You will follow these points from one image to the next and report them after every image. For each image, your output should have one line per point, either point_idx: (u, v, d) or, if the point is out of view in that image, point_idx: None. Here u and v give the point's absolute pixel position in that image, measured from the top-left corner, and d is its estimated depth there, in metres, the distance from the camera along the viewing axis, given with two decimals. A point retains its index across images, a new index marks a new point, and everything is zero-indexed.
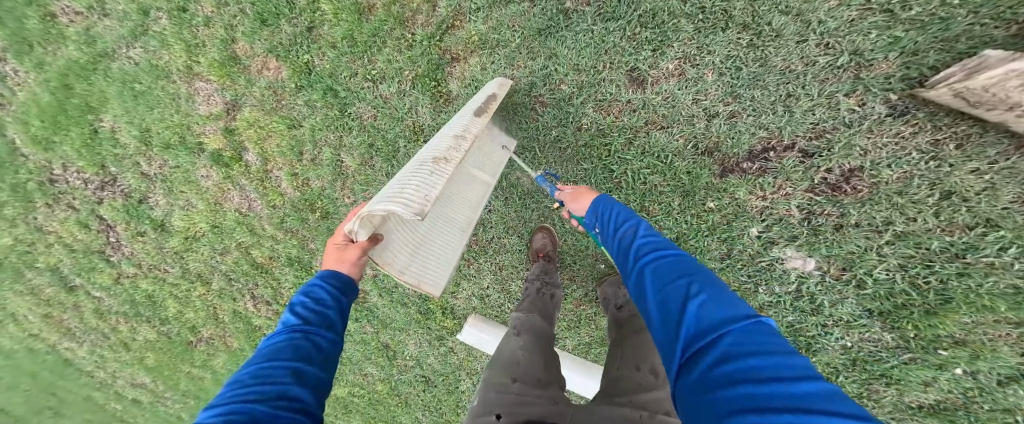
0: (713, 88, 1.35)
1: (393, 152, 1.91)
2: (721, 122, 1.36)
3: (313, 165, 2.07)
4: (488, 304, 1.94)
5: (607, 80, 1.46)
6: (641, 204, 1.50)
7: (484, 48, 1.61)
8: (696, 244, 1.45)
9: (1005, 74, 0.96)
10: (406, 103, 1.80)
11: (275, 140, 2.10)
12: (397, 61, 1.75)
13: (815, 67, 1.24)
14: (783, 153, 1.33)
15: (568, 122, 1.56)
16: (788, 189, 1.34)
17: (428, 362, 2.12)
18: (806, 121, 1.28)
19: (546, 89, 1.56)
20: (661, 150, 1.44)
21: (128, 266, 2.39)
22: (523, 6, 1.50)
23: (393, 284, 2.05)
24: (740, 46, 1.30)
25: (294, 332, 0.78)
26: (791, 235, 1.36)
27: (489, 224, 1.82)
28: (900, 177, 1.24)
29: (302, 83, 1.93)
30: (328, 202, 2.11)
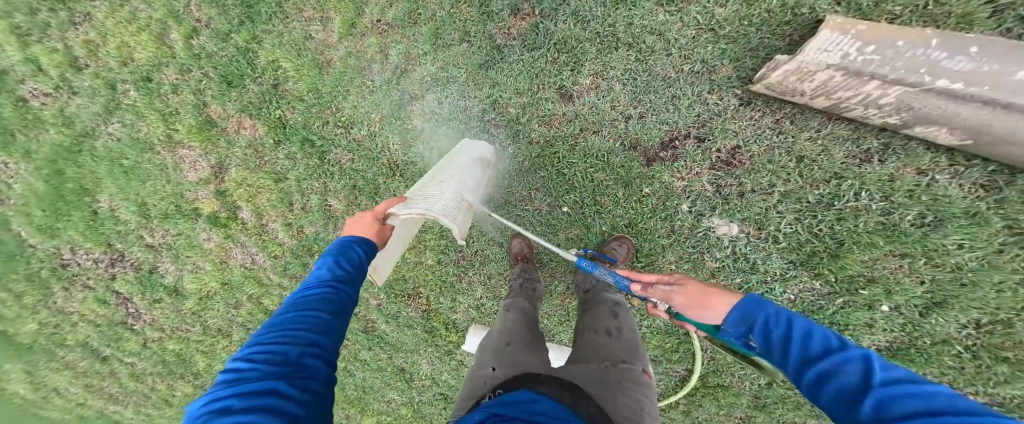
0: (622, 96, 1.60)
1: (376, 188, 2.09)
2: (635, 122, 1.61)
3: (305, 212, 2.27)
4: (485, 312, 2.10)
5: (543, 99, 1.69)
6: (593, 199, 1.72)
7: (437, 85, 1.82)
8: (645, 226, 1.67)
9: (783, 73, 1.32)
10: (378, 143, 2.00)
11: (264, 194, 2.29)
12: (362, 107, 1.97)
13: (679, 77, 1.53)
14: (684, 141, 1.58)
15: (519, 138, 1.76)
16: (697, 169, 1.58)
17: (443, 379, 2.29)
18: (689, 115, 1.55)
19: (495, 113, 1.76)
20: (598, 151, 1.68)
21: (152, 331, 2.56)
22: (462, 47, 1.72)
23: (396, 309, 2.25)
24: (631, 61, 1.56)
25: (328, 289, 0.88)
26: (711, 206, 1.58)
27: (471, 238, 2.00)
28: (766, 149, 1.50)
29: (280, 137, 2.15)
30: (324, 244, 2.30)
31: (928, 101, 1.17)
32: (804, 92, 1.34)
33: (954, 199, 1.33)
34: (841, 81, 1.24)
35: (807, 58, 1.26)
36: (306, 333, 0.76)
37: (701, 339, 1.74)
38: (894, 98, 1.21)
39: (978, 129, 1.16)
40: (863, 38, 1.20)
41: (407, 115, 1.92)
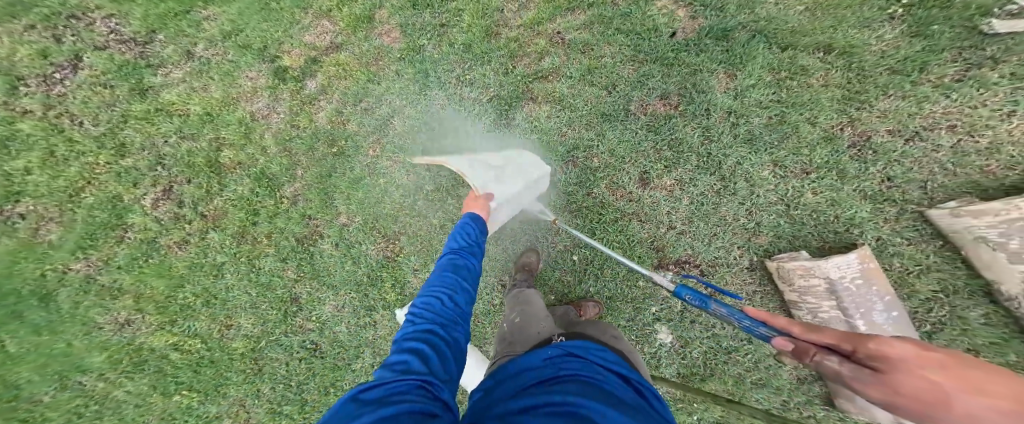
0: (682, 209, 1.75)
1: (439, 138, 2.26)
2: (673, 232, 1.75)
3: (365, 112, 2.41)
4: None
5: (625, 170, 1.83)
6: (599, 266, 1.76)
7: (558, 103, 1.98)
8: (620, 307, 1.74)
9: (794, 264, 1.53)
10: (474, 109, 2.19)
11: (346, 83, 2.46)
12: (488, 78, 2.15)
13: (739, 226, 1.70)
14: (688, 266, 1.74)
15: (583, 184, 1.87)
16: (679, 288, 1.73)
17: (335, 331, 2.29)
18: (713, 253, 1.71)
19: (582, 154, 1.90)
20: (631, 236, 1.79)
21: (34, 102, 2.35)
22: (601, 92, 1.91)
23: (356, 240, 2.32)
24: (712, 189, 1.73)
25: (446, 280, 0.99)
26: (685, 339, 1.70)
27: None
28: (729, 304, 1.70)
29: (407, 57, 2.36)
30: (352, 146, 2.39)
31: (843, 333, 1.44)
32: (790, 283, 1.55)
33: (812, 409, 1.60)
34: (823, 292, 1.48)
35: (823, 262, 1.48)
36: (441, 307, 0.91)
37: None
38: (828, 317, 1.47)
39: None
40: (865, 272, 1.46)
41: (516, 108, 2.07)
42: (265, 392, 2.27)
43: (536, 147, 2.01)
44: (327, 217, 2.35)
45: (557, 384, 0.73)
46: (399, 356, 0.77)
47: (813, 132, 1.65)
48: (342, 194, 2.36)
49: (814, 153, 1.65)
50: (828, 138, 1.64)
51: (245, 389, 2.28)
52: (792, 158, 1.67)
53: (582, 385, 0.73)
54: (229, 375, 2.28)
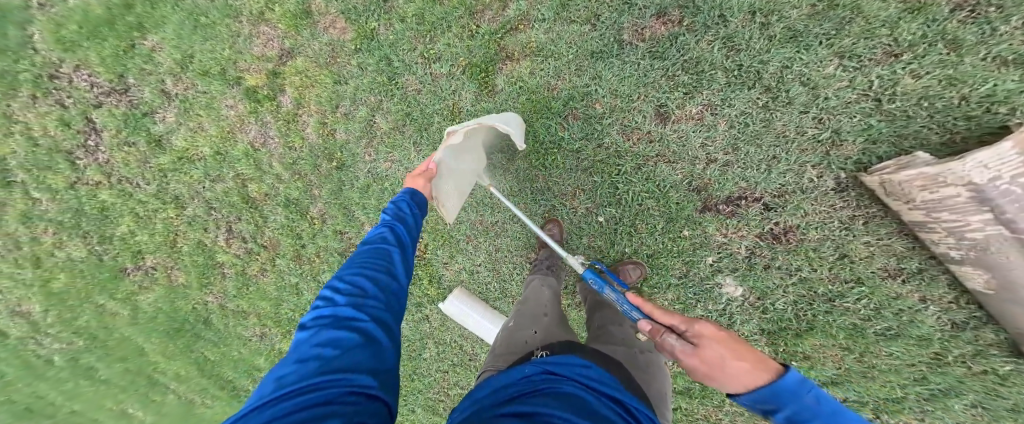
0: (720, 136, 1.55)
1: (427, 123, 2.09)
2: (716, 167, 1.57)
3: (345, 119, 2.28)
4: (474, 279, 2.07)
5: (636, 108, 1.63)
6: (632, 221, 1.71)
7: (539, 55, 1.74)
8: (665, 262, 1.69)
9: (916, 174, 1.22)
10: (452, 86, 1.96)
11: (316, 90, 2.30)
12: (455, 47, 1.90)
13: (804, 141, 1.47)
14: (751, 203, 1.57)
15: (592, 137, 1.71)
16: (744, 232, 1.59)
17: None
18: (776, 182, 1.52)
19: (581, 104, 1.70)
20: (662, 180, 1.65)
21: (95, 173, 2.52)
22: (584, 27, 1.65)
23: None
24: (756, 105, 1.49)
25: (369, 261, 1.00)
26: (733, 267, 1.62)
27: (497, 209, 1.95)
28: (819, 238, 1.52)
29: (362, 47, 2.12)
30: (347, 155, 2.33)
31: (1007, 251, 1.16)
32: (910, 200, 1.28)
33: (927, 329, 1.45)
34: (963, 203, 1.18)
35: (958, 167, 1.15)
36: (363, 282, 0.91)
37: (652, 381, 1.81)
38: (984, 235, 1.19)
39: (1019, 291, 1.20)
40: None
41: (494, 71, 1.84)
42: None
43: (531, 110, 1.79)
44: (354, 228, 2.42)
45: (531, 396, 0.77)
46: (320, 349, 0.71)
47: (887, 7, 1.32)
48: (357, 204, 2.38)
49: (899, 29, 1.32)
50: (914, 8, 1.30)
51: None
52: (864, 45, 1.36)
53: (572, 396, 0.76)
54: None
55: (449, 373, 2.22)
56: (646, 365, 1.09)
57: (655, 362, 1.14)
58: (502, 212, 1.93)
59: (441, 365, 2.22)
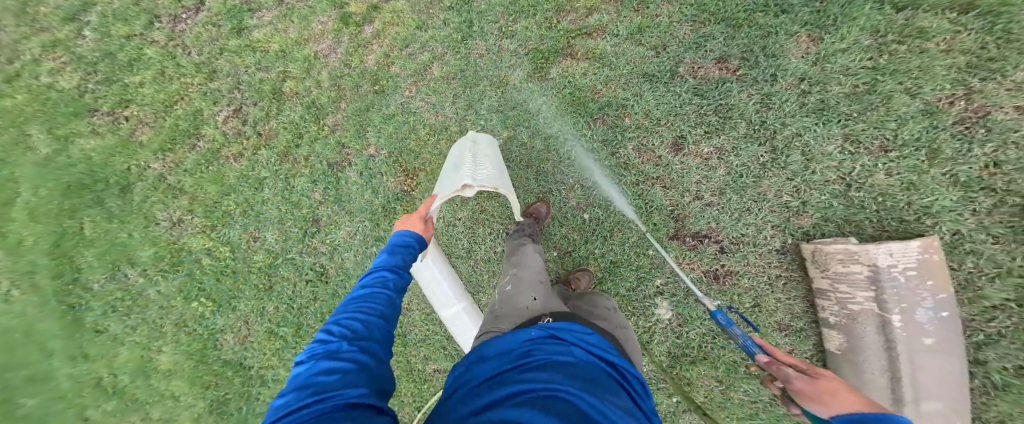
0: (715, 179, 1.61)
1: (473, 84, 2.17)
2: (699, 203, 1.62)
3: (408, 57, 2.42)
4: (445, 231, 1.96)
5: (658, 132, 1.68)
6: (613, 224, 1.71)
7: (598, 60, 1.86)
8: (623, 270, 1.69)
9: (842, 248, 1.37)
10: (511, 60, 2.08)
11: (395, 30, 2.48)
12: (530, 32, 2.06)
13: (773, 202, 1.55)
14: (710, 243, 1.62)
15: (610, 144, 1.75)
16: (692, 263, 1.62)
17: (343, 255, 2.36)
18: (739, 230, 1.58)
19: (614, 113, 1.76)
20: (652, 201, 1.67)
21: (161, 35, 2.66)
22: (646, 51, 1.77)
23: (377, 172, 2.36)
24: (758, 160, 1.57)
25: (380, 288, 0.83)
26: (672, 293, 1.65)
27: None
28: (746, 286, 1.57)
29: (455, 7, 2.34)
30: (391, 85, 2.42)
31: (872, 323, 1.32)
32: (825, 269, 1.41)
33: None
34: (861, 278, 1.34)
35: (872, 249, 1.32)
36: (366, 309, 0.75)
37: None
38: (861, 307, 1.34)
39: (858, 355, 1.34)
40: (924, 263, 1.27)
41: (553, 61, 1.96)
42: (269, 312, 2.37)
43: (567, 103, 1.86)
44: (358, 147, 2.41)
45: (520, 371, 0.68)
46: (322, 377, 0.59)
47: (911, 104, 1.42)
48: (374, 128, 2.41)
49: (904, 127, 1.43)
50: (929, 111, 1.40)
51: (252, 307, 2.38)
52: (869, 133, 1.46)
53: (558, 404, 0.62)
54: (242, 290, 2.40)
55: None
56: (626, 338, 1.08)
57: (630, 337, 1.12)
58: None
59: None
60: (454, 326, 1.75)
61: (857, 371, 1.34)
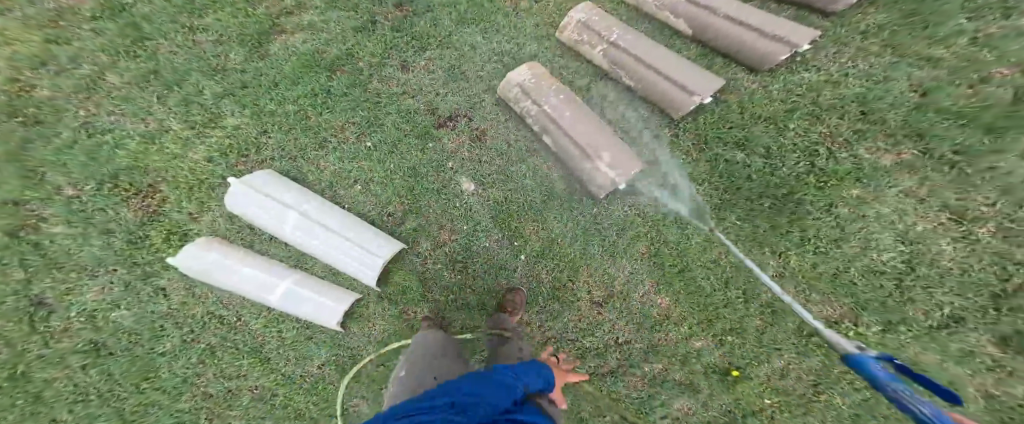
0: (439, 77, 2.04)
1: (179, 80, 2.01)
2: (442, 97, 2.03)
3: (55, 75, 1.99)
4: (233, 227, 2.01)
5: (390, 62, 2.05)
6: (394, 140, 2.00)
7: (309, 29, 2.07)
8: (418, 167, 1.99)
9: (508, 83, 1.91)
10: (218, 48, 2.03)
11: (12, 48, 1.97)
12: (226, 22, 2.05)
13: (486, 76, 2.04)
14: (457, 120, 2.02)
15: (357, 85, 2.03)
16: (460, 141, 2.01)
17: (114, 317, 2.04)
18: (470, 95, 2.03)
19: (344, 63, 2.05)
20: (408, 109, 2.03)
21: None
22: (348, 13, 2.07)
23: (88, 210, 1.98)
24: (451, 53, 2.05)
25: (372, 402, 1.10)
26: (461, 167, 2.00)
27: (264, 149, 2.02)
28: (497, 132, 2.01)
29: (100, 15, 2.01)
30: (40, 110, 1.97)
31: (548, 118, 1.82)
32: (512, 100, 1.92)
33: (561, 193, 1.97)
34: (519, 92, 1.88)
35: (511, 77, 1.90)
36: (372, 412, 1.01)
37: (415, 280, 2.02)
38: (534, 112, 1.85)
39: (565, 150, 1.82)
40: (535, 74, 1.89)
41: (268, 40, 2.05)
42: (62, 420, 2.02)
43: (300, 67, 2.03)
44: (38, 195, 1.96)
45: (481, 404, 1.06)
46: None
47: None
48: (48, 165, 1.96)
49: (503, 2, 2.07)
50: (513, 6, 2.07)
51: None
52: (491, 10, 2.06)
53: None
54: None
55: (200, 334, 2.09)
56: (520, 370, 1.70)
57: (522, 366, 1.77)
58: (271, 148, 2.01)
59: (184, 333, 2.08)
60: (281, 302, 1.92)
61: (571, 162, 1.82)
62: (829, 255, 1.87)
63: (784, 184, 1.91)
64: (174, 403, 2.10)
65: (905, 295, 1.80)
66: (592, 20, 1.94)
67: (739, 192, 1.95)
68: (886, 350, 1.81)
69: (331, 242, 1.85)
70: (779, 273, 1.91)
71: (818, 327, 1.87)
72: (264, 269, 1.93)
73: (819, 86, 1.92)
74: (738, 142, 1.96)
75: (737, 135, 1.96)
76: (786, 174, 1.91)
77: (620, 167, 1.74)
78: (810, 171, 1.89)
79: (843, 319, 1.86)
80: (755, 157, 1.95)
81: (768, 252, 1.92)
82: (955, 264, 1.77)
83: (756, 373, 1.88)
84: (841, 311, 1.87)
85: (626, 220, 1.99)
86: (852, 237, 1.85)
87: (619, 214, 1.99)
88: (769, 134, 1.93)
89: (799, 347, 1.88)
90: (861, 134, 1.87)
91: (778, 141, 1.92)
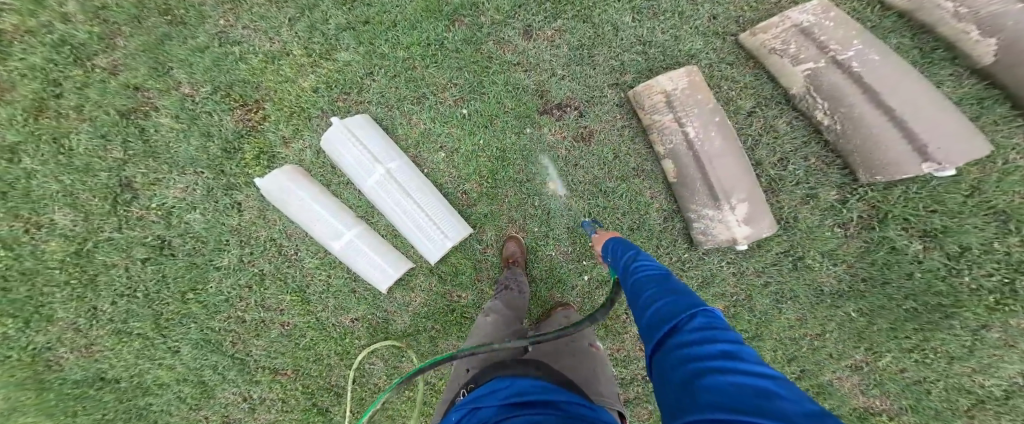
0: (562, 55, 2.03)
1: (313, 6, 2.13)
2: (557, 80, 2.05)
3: None
4: (321, 161, 2.19)
5: (510, 25, 2.05)
6: (491, 115, 2.07)
7: None
8: (513, 146, 2.07)
9: (651, 87, 1.86)
10: None
11: None
12: None
13: (618, 64, 2.02)
14: (569, 110, 2.06)
15: (473, 40, 2.06)
16: (563, 132, 2.06)
17: (190, 216, 2.28)
18: (588, 92, 2.04)
19: (470, 12, 2.05)
20: (518, 84, 2.06)
21: None
22: None
23: (197, 110, 2.27)
24: (585, 37, 2.02)
25: None
26: (554, 160, 2.06)
27: (370, 92, 2.15)
28: (610, 139, 2.05)
29: None
30: (184, 9, 2.22)
31: (690, 142, 1.81)
32: (649, 107, 1.89)
33: (654, 225, 2.05)
34: (665, 103, 1.84)
35: (660, 83, 1.85)
36: None
37: (482, 263, 2.14)
38: (675, 130, 1.83)
39: (689, 178, 1.85)
40: (693, 85, 1.83)
41: None
42: (100, 311, 2.31)
43: (425, 12, 2.06)
44: (163, 86, 2.27)
45: None
46: None
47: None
48: (176, 63, 2.26)
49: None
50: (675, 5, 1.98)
51: (77, 310, 2.29)
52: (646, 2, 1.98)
53: (562, 415, 1.06)
54: (53, 294, 2.27)
55: (257, 257, 2.24)
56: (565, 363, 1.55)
57: (575, 358, 1.61)
58: (373, 92, 2.14)
59: (244, 254, 2.24)
60: (342, 250, 2.07)
61: (691, 191, 1.87)
62: (929, 366, 1.92)
63: (952, 294, 1.87)
64: (207, 320, 2.28)
65: (976, 413, 1.90)
66: (820, 27, 1.77)
67: (888, 286, 1.93)
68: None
69: (406, 208, 2.00)
70: (859, 365, 1.98)
71: (849, 414, 1.98)
72: (337, 211, 2.11)
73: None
74: (932, 231, 1.88)
75: (935, 223, 1.86)
76: (962, 285, 1.87)
77: (744, 218, 1.81)
78: (995, 289, 1.84)
79: (885, 413, 1.97)
80: (937, 255, 1.88)
81: (864, 347, 1.96)
82: None
83: None
84: (889, 406, 1.97)
85: (716, 274, 2.04)
86: (974, 359, 1.88)
87: (711, 267, 2.04)
88: (982, 234, 1.83)
89: None
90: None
91: (987, 246, 1.83)
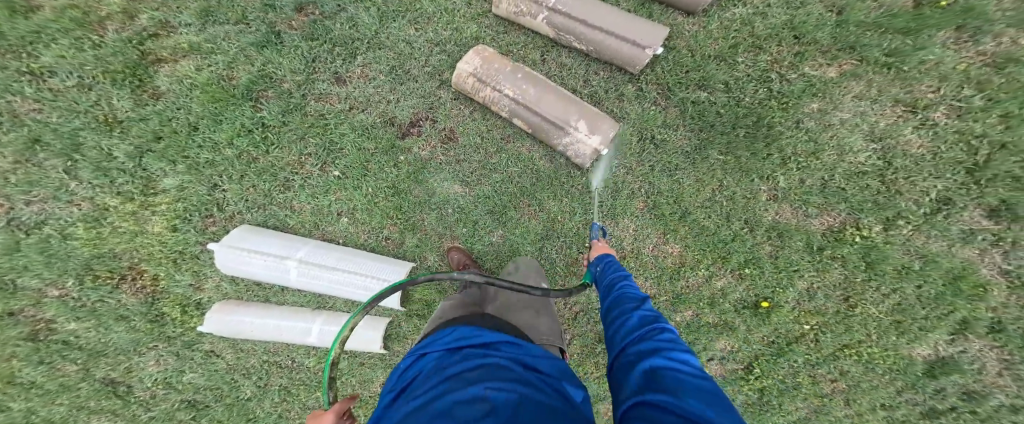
0: (383, 85, 2.00)
1: (72, 146, 1.93)
2: (394, 106, 2.00)
3: None
4: (242, 285, 2.13)
5: (318, 79, 2.00)
6: (364, 163, 1.99)
7: (201, 53, 1.98)
8: (396, 178, 2.00)
9: (462, 71, 1.79)
10: (94, 94, 1.92)
11: None
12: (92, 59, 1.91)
13: (434, 71, 2.00)
14: (422, 124, 2.01)
15: (294, 110, 1.99)
16: (434, 145, 2.01)
17: (187, 380, 2.28)
18: (423, 100, 2.00)
19: (268, 85, 1.99)
20: (363, 125, 2.00)
21: None
22: (236, 27, 1.98)
23: (93, 300, 2.12)
24: (388, 59, 1.99)
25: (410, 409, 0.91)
26: (443, 173, 2.00)
27: (226, 201, 2.01)
28: (468, 128, 2.00)
29: None
30: None
31: (512, 102, 1.75)
32: (470, 93, 1.84)
33: (549, 171, 1.99)
34: (475, 84, 1.79)
35: (461, 70, 1.80)
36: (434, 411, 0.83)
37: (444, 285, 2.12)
38: (497, 98, 1.77)
39: (538, 128, 1.78)
40: (484, 58, 1.77)
41: (154, 75, 1.97)
42: None
43: (212, 100, 1.96)
44: (37, 297, 2.10)
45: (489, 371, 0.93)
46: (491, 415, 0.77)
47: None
48: (13, 271, 2.04)
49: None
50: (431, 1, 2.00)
51: None
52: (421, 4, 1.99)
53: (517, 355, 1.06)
54: None
55: (267, 377, 2.31)
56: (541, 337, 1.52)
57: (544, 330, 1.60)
58: (234, 199, 2.01)
59: (252, 381, 2.29)
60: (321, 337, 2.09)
61: (546, 137, 1.79)
62: (812, 168, 1.93)
63: (753, 112, 1.94)
64: None
65: (904, 188, 1.87)
66: None
67: (717, 127, 1.96)
68: (911, 249, 1.89)
69: (339, 280, 1.88)
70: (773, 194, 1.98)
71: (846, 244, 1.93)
72: (292, 315, 2.09)
73: (750, 19, 1.93)
74: (700, 82, 1.97)
75: (696, 77, 1.96)
76: (752, 103, 1.94)
77: (599, 133, 1.71)
78: (770, 96, 1.93)
79: (846, 226, 1.94)
80: (718, 95, 1.97)
81: (757, 177, 1.96)
82: (926, 149, 1.85)
83: (786, 300, 1.99)
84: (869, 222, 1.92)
85: (617, 180, 2.00)
86: (828, 147, 1.91)
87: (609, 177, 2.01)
88: (724, 70, 1.95)
89: (816, 264, 1.97)
90: (803, 56, 1.91)
91: (731, 75, 1.95)
